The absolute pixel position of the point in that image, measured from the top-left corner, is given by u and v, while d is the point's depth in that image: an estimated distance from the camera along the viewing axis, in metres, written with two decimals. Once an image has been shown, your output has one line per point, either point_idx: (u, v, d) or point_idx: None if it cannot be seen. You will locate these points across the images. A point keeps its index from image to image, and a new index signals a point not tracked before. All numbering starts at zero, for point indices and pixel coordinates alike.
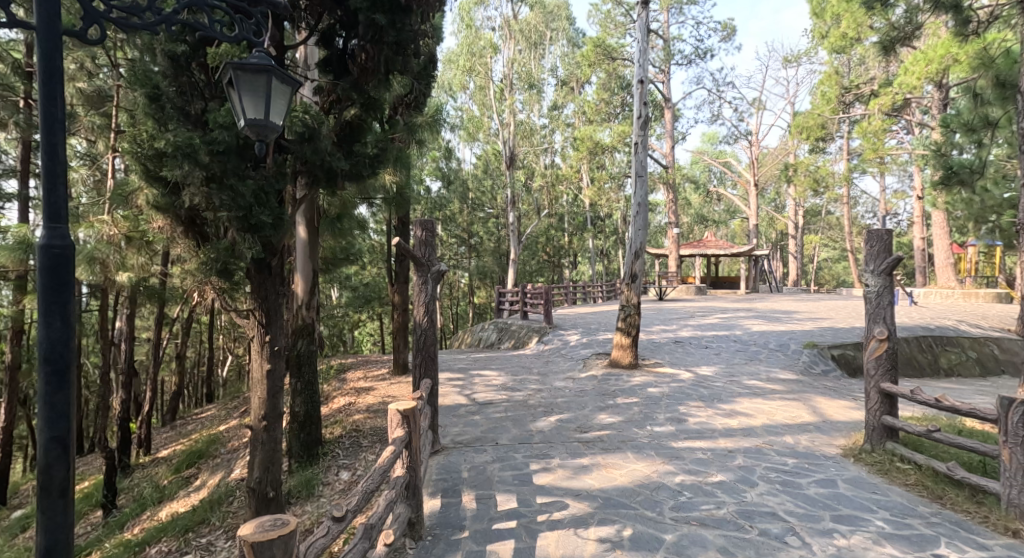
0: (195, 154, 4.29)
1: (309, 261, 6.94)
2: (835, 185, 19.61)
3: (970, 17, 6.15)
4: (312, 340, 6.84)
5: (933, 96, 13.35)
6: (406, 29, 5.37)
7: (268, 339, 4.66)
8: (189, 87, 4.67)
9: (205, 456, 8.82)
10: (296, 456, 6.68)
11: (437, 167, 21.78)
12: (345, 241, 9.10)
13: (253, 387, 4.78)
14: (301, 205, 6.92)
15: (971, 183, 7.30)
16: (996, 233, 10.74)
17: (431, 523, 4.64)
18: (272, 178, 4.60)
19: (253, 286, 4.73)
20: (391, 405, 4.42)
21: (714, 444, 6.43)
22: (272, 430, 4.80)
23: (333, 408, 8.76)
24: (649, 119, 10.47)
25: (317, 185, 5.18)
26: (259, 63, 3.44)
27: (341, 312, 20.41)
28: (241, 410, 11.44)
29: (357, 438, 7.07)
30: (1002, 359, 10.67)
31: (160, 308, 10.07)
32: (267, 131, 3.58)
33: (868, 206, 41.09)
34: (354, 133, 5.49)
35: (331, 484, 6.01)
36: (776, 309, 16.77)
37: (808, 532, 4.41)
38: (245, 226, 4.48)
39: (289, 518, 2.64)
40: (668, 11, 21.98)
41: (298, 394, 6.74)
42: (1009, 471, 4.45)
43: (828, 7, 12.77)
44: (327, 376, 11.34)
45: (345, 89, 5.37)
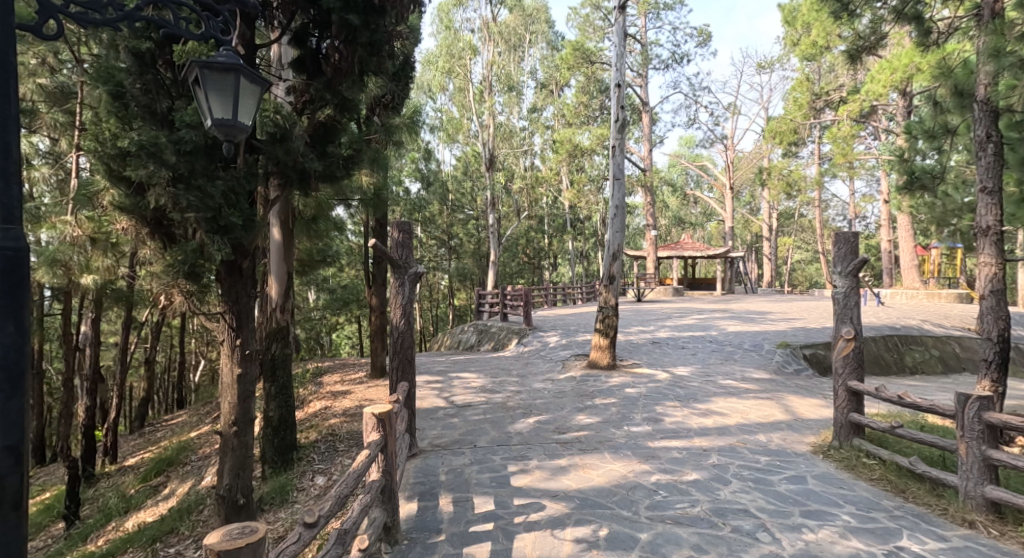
0: (160, 154, 4.21)
1: (283, 262, 6.87)
2: (808, 188, 20.03)
3: (932, 29, 6.40)
4: (287, 344, 6.81)
5: (899, 103, 13.74)
6: (380, 30, 5.37)
7: (240, 343, 4.64)
8: (154, 84, 4.61)
9: (174, 463, 8.69)
10: (270, 461, 6.63)
11: (416, 168, 21.90)
12: (323, 243, 9.03)
13: (223, 392, 4.75)
14: (276, 205, 6.81)
15: (933, 189, 7.45)
16: (956, 235, 11.07)
17: (407, 527, 4.64)
18: (243, 177, 4.60)
19: (223, 288, 4.68)
20: (366, 408, 4.41)
21: (689, 443, 6.53)
22: (243, 436, 4.76)
23: (308, 412, 8.70)
24: (627, 123, 10.60)
25: (289, 186, 5.13)
26: (227, 62, 3.43)
27: (318, 315, 20.27)
28: (213, 416, 11.27)
29: (333, 442, 7.03)
30: (963, 356, 11.02)
31: (128, 311, 9.87)
32: (235, 131, 3.58)
33: (839, 209, 41.99)
34: (328, 133, 5.47)
35: (306, 489, 5.97)
36: (752, 311, 17.03)
37: (778, 527, 4.51)
38: (214, 227, 4.44)
39: (257, 525, 2.64)
40: (645, 16, 22.28)
41: (273, 398, 6.70)
42: (966, 464, 4.60)
43: (799, 15, 13.10)
44: (302, 380, 11.19)
45: (319, 88, 5.29)
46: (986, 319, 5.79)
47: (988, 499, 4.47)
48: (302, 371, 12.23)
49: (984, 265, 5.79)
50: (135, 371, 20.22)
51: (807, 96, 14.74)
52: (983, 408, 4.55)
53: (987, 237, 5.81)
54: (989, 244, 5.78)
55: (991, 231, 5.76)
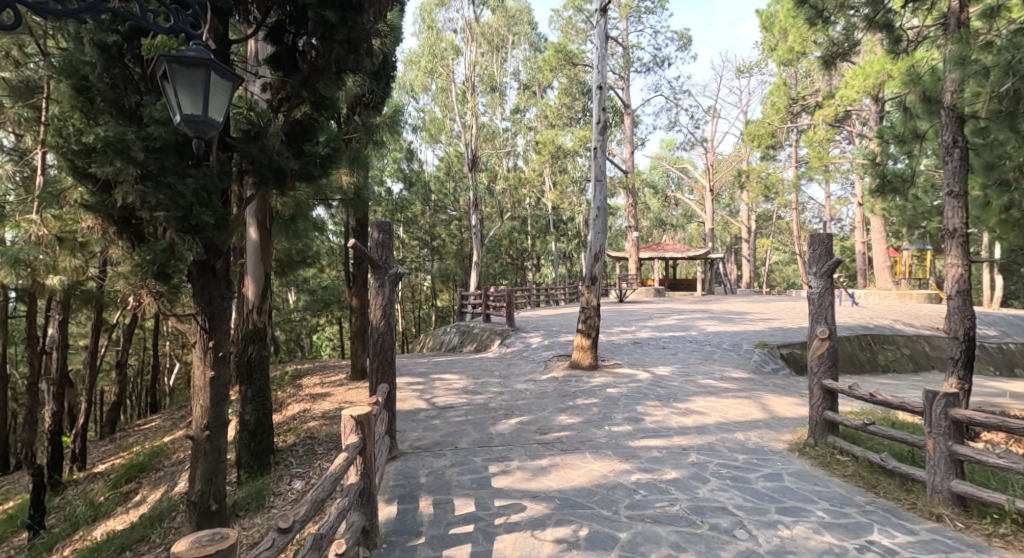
0: (128, 151, 4.20)
1: (261, 263, 6.84)
2: (785, 191, 20.33)
3: (901, 37, 6.59)
4: (264, 346, 6.74)
5: (872, 108, 14.08)
6: (358, 27, 5.36)
7: (213, 345, 4.62)
8: (122, 79, 4.52)
9: (146, 470, 8.56)
10: (246, 466, 6.57)
11: (398, 169, 22.09)
12: (302, 242, 8.97)
13: (195, 396, 4.71)
14: (252, 204, 6.74)
15: (904, 192, 7.58)
16: (925, 237, 11.36)
17: (386, 530, 4.65)
18: (216, 177, 4.51)
19: (195, 289, 4.64)
20: (344, 411, 4.41)
21: (669, 442, 6.63)
22: (216, 440, 4.72)
23: (287, 415, 8.64)
24: (608, 126, 10.68)
25: (266, 185, 5.06)
26: (197, 56, 3.48)
27: (298, 316, 20.07)
28: (187, 420, 11.12)
29: (311, 445, 6.98)
30: (932, 355, 11.33)
31: (96, 313, 9.67)
32: (205, 127, 3.59)
33: (816, 211, 42.72)
34: (305, 131, 5.45)
35: (282, 494, 5.93)
36: (732, 311, 17.25)
37: (754, 524, 4.61)
38: (185, 226, 4.38)
39: (227, 532, 2.64)
40: (626, 19, 22.55)
41: (249, 401, 6.65)
42: (933, 459, 4.73)
43: (776, 21, 13.35)
44: (280, 382, 11.13)
45: (295, 86, 5.26)
46: (953, 318, 5.97)
47: (954, 493, 4.61)
48: (281, 373, 12.13)
49: (953, 264, 5.96)
50: (106, 375, 19.80)
51: (784, 100, 15.03)
52: (950, 404, 4.69)
53: (953, 239, 5.97)
54: (955, 246, 5.96)
55: (958, 234, 5.92)
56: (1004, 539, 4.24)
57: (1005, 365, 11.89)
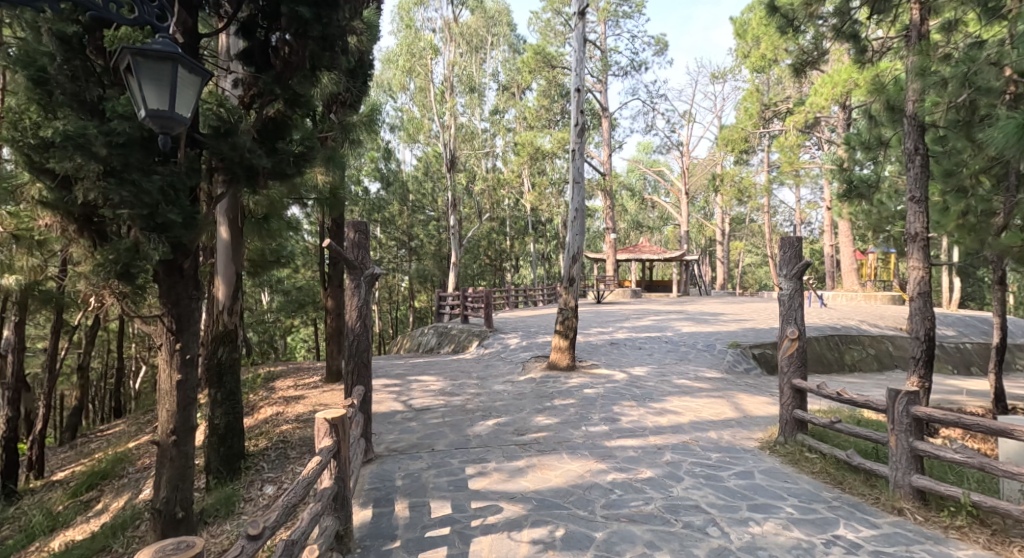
0: (89, 146, 4.10)
1: (231, 263, 6.82)
2: (758, 195, 20.73)
3: (867, 47, 6.80)
4: (235, 348, 6.74)
5: (840, 116, 14.48)
6: (333, 24, 5.32)
7: (179, 347, 4.55)
8: (82, 71, 4.46)
9: (109, 476, 8.39)
10: (214, 472, 6.48)
11: (376, 168, 22.09)
12: (277, 242, 8.92)
13: (161, 401, 4.66)
14: (223, 202, 6.67)
15: (870, 197, 7.81)
16: (890, 241, 11.71)
17: (361, 534, 4.65)
18: (182, 174, 4.41)
19: (162, 290, 4.56)
20: (318, 414, 4.41)
21: (644, 441, 6.74)
22: (183, 446, 4.65)
23: (259, 418, 8.57)
24: (586, 128, 10.79)
25: (236, 183, 5.01)
26: (163, 50, 3.48)
27: (272, 318, 19.81)
28: (153, 425, 10.92)
29: (284, 449, 6.93)
30: (896, 355, 11.69)
31: (57, 315, 9.45)
32: (172, 123, 3.58)
33: (788, 215, 43.59)
34: (278, 128, 5.36)
35: (253, 500, 5.88)
36: (706, 312, 17.51)
37: (726, 521, 4.73)
38: (151, 225, 4.27)
39: (192, 541, 2.63)
40: (604, 23, 22.82)
41: (219, 405, 6.57)
42: (895, 455, 4.90)
43: (749, 29, 13.66)
44: (252, 385, 11.01)
45: (268, 83, 5.22)
46: (915, 319, 6.19)
47: (915, 487, 4.78)
48: (253, 375, 11.99)
49: (916, 267, 6.16)
50: (67, 379, 19.25)
51: (757, 106, 15.42)
52: (911, 402, 4.86)
53: (916, 243, 6.18)
54: (917, 249, 6.17)
55: (919, 237, 6.13)
56: (960, 531, 4.41)
57: (964, 364, 12.34)
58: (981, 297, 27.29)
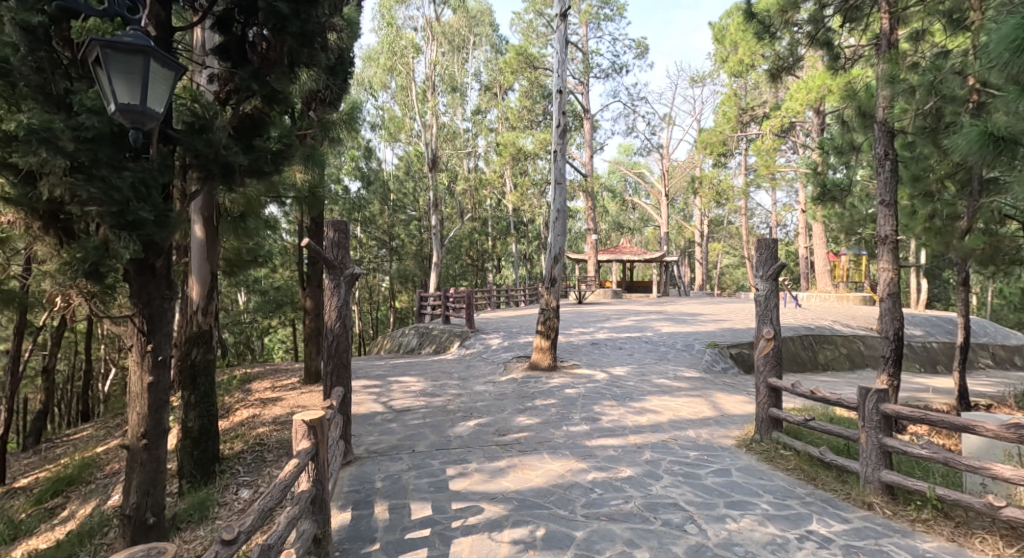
0: (56, 140, 3.97)
1: (206, 264, 6.74)
2: (735, 197, 21.05)
3: (839, 54, 6.98)
4: (209, 349, 6.64)
5: (814, 120, 14.78)
6: (311, 20, 5.29)
7: (151, 348, 4.44)
8: (48, 62, 4.22)
9: (76, 482, 8.21)
10: (188, 476, 6.40)
11: (356, 167, 21.90)
12: (255, 241, 8.86)
13: (130, 404, 4.52)
14: (198, 200, 6.60)
15: (843, 200, 8.00)
16: (862, 243, 12.00)
17: (340, 538, 4.64)
18: (155, 170, 4.26)
19: (133, 289, 4.46)
20: (296, 416, 4.41)
21: (624, 441, 6.83)
22: (154, 449, 4.55)
23: (235, 421, 8.49)
24: (567, 130, 10.88)
25: (212, 181, 4.89)
26: (134, 43, 3.48)
27: (248, 318, 19.54)
28: (122, 429, 10.71)
29: (260, 452, 6.89)
30: (867, 354, 11.98)
31: (20, 316, 9.22)
32: (143, 117, 3.58)
33: (764, 217, 44.31)
34: (255, 125, 5.28)
35: (228, 504, 5.82)
36: (685, 312, 17.71)
37: (704, 518, 4.83)
38: (121, 222, 4.14)
39: (164, 547, 2.63)
40: (585, 25, 23.01)
41: (192, 408, 6.49)
42: (866, 451, 5.05)
43: (727, 34, 13.89)
44: (228, 387, 10.88)
45: (245, 78, 5.16)
46: (884, 319, 6.37)
47: (884, 482, 4.92)
48: (229, 377, 11.85)
49: (886, 269, 6.33)
50: (33, 381, 18.72)
51: (735, 109, 15.66)
52: (881, 400, 5.00)
53: (885, 245, 6.35)
54: (887, 251, 6.35)
55: (889, 240, 6.32)
56: (925, 524, 4.56)
57: (929, 362, 12.72)
58: (947, 298, 28.15)
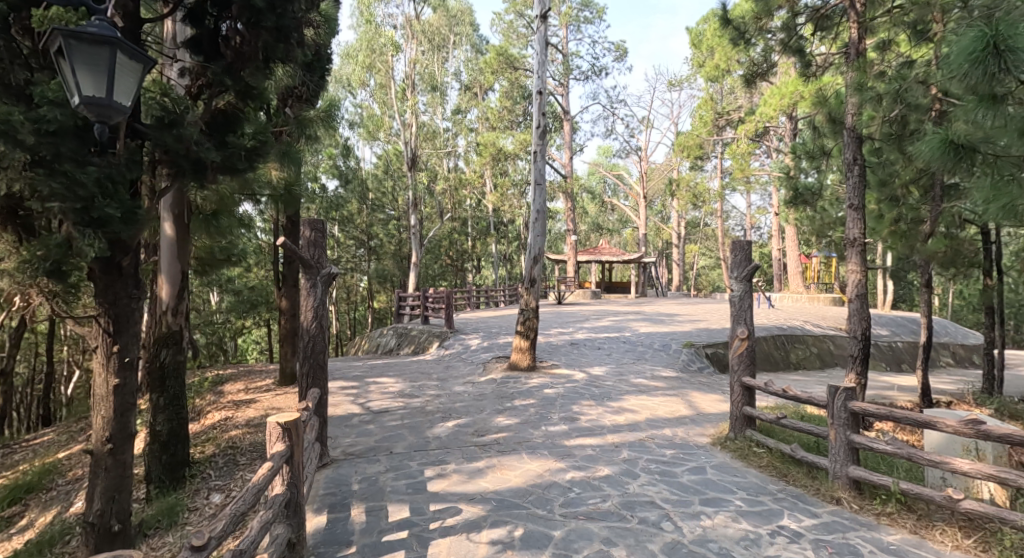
0: (14, 134, 3.68)
1: (176, 262, 6.70)
2: (711, 199, 21.37)
3: (811, 62, 7.15)
4: (180, 350, 6.48)
5: (788, 125, 15.10)
6: (287, 15, 5.19)
7: (117, 349, 4.34)
8: (7, 52, 4.08)
9: (35, 490, 7.97)
10: (155, 481, 6.21)
11: (334, 165, 21.72)
12: (227, 240, 8.77)
13: (95, 407, 4.41)
14: (168, 197, 6.55)
15: (813, 204, 8.21)
16: (832, 245, 12.30)
17: (315, 541, 4.62)
18: (120, 165, 4.08)
19: (98, 288, 4.32)
20: (271, 418, 4.35)
21: (602, 440, 6.92)
22: (120, 454, 4.45)
23: (206, 424, 8.38)
24: (547, 131, 10.95)
25: (183, 178, 4.74)
26: (100, 34, 3.45)
27: (221, 319, 19.22)
28: (86, 434, 10.46)
29: (233, 456, 6.80)
30: (837, 353, 12.28)
31: None
32: (110, 111, 3.54)
33: (739, 219, 45.07)
34: (228, 121, 5.19)
35: (199, 509, 5.71)
36: (662, 313, 17.92)
37: (679, 516, 4.93)
38: (85, 219, 3.92)
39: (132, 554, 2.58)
40: (565, 27, 23.18)
41: (161, 410, 6.31)
42: (834, 448, 5.19)
43: (704, 39, 14.13)
44: (200, 389, 10.71)
45: (217, 72, 5.09)
46: (852, 319, 6.55)
47: (851, 477, 5.08)
48: (200, 378, 11.67)
49: (854, 271, 6.50)
50: None
51: (711, 113, 15.92)
52: (849, 397, 5.16)
53: (854, 247, 6.52)
54: (855, 254, 6.52)
55: (857, 242, 6.49)
56: (890, 517, 4.71)
57: (895, 361, 13.10)
58: (911, 299, 29.03)
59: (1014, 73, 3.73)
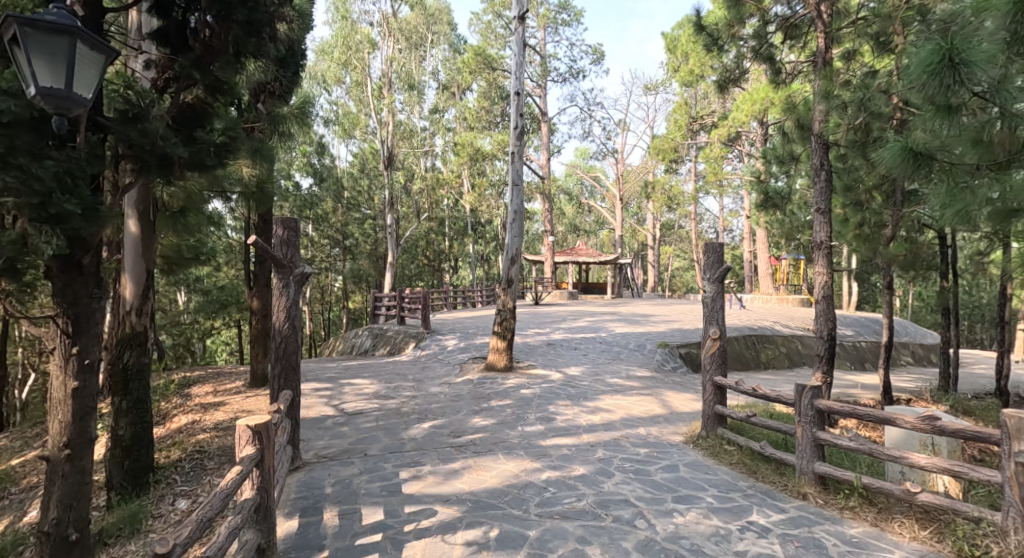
0: None
1: (141, 260, 6.58)
2: (686, 202, 21.70)
3: (781, 69, 7.33)
4: (144, 352, 6.35)
5: (759, 130, 15.43)
6: (259, 9, 5.04)
7: (76, 351, 4.20)
8: None
9: None
10: (117, 487, 6.09)
11: (308, 163, 21.51)
12: (196, 238, 8.64)
13: (53, 412, 4.26)
14: (133, 192, 6.48)
15: (782, 208, 8.43)
16: (801, 247, 12.61)
17: (286, 546, 4.58)
18: (79, 160, 3.91)
19: (56, 287, 4.17)
20: (239, 421, 4.25)
21: (577, 440, 7.00)
22: (78, 460, 4.27)
23: (172, 428, 8.23)
24: (524, 132, 11.02)
25: (147, 174, 4.58)
26: (58, 23, 3.39)
27: (190, 319, 18.84)
28: (44, 440, 10.15)
29: (200, 460, 6.70)
30: (805, 353, 12.58)
31: None
32: (69, 103, 3.48)
33: (712, 222, 45.80)
34: (197, 116, 5.06)
35: (164, 516, 5.59)
36: (637, 313, 18.13)
37: (653, 513, 5.04)
38: (42, 216, 3.78)
39: None
40: (543, 29, 23.34)
41: (124, 414, 6.19)
42: (801, 445, 5.34)
43: (679, 44, 14.36)
44: (165, 392, 10.49)
45: (185, 66, 4.93)
46: (819, 320, 6.75)
47: (817, 474, 5.23)
48: (166, 381, 11.43)
49: (822, 273, 6.68)
50: None
51: (686, 117, 16.21)
52: (815, 396, 5.32)
53: (821, 251, 6.71)
54: (822, 256, 6.71)
55: (824, 246, 6.68)
56: (853, 511, 4.87)
57: (858, 360, 13.49)
58: (875, 300, 29.87)
59: (967, 85, 3.93)
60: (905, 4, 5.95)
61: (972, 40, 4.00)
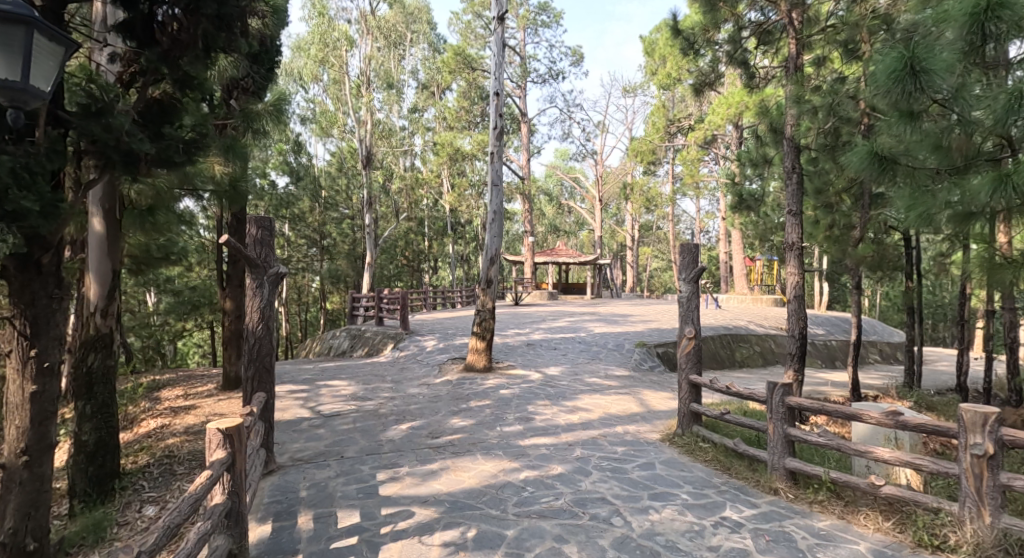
0: None
1: (106, 260, 6.45)
2: (664, 204, 21.91)
3: (755, 74, 7.52)
4: (109, 354, 6.25)
5: (735, 133, 15.66)
6: (230, 4, 4.96)
7: (35, 354, 4.12)
8: None
9: None
10: (80, 494, 5.96)
11: (284, 162, 21.19)
12: (165, 237, 8.50)
13: (10, 417, 4.17)
14: (99, 190, 6.36)
15: (755, 209, 8.60)
16: (774, 248, 12.84)
17: (258, 551, 4.56)
18: (37, 156, 3.85)
19: (15, 287, 4.09)
20: (211, 424, 4.20)
21: (556, 439, 7.06)
22: (36, 467, 4.19)
23: (141, 432, 8.08)
24: (503, 133, 11.03)
25: (112, 169, 4.51)
26: (15, 13, 3.32)
27: (159, 321, 18.43)
28: None
29: (169, 465, 6.60)
30: (777, 352, 12.82)
31: None
32: (25, 96, 3.42)
33: (689, 223, 46.41)
34: (164, 111, 4.98)
35: (130, 523, 5.50)
36: (615, 314, 18.27)
37: (629, 511, 5.11)
38: None
39: None
40: (523, 30, 23.43)
41: (87, 419, 6.07)
42: (772, 441, 5.47)
43: (657, 47, 14.56)
44: (133, 395, 10.25)
45: (152, 60, 4.84)
46: (790, 319, 6.90)
47: (787, 469, 5.35)
48: (135, 384, 11.18)
49: (794, 272, 6.82)
50: None
51: (663, 120, 16.45)
52: (785, 393, 5.45)
53: (793, 251, 6.86)
54: (793, 257, 6.86)
55: (795, 247, 6.84)
56: (821, 505, 5.00)
57: (829, 358, 13.77)
58: (846, 299, 30.61)
59: (928, 92, 4.08)
60: (871, 13, 6.17)
61: (934, 48, 4.12)
